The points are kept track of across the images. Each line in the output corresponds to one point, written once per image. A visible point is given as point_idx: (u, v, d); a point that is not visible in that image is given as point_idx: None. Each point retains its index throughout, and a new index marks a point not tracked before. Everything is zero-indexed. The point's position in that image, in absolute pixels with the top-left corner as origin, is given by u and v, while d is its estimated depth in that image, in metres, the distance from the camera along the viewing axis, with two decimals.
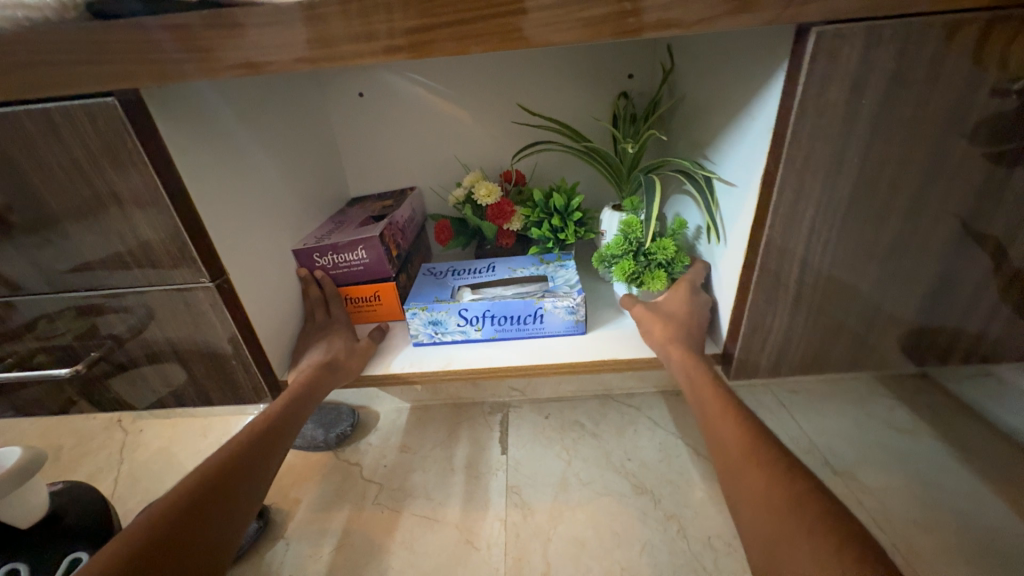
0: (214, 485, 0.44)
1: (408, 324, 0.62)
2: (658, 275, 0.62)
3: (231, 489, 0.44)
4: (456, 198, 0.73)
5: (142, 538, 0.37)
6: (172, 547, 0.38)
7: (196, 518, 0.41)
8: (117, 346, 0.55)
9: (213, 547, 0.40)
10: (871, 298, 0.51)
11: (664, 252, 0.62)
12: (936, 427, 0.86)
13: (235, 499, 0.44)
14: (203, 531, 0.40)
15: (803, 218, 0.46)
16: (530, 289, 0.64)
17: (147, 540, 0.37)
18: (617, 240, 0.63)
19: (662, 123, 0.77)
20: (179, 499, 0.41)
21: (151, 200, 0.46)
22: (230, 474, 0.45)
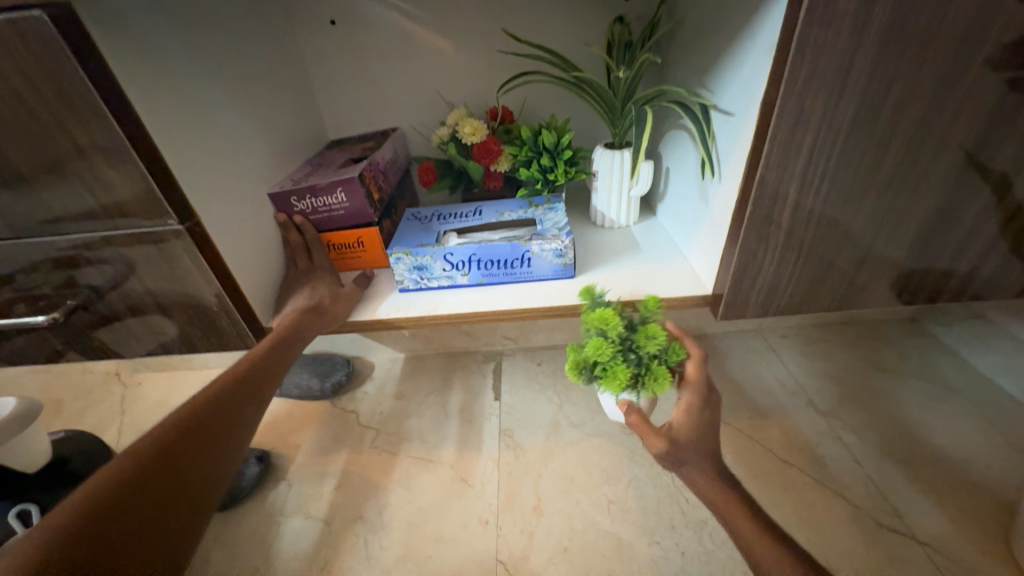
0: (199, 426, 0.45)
1: (393, 269, 0.61)
2: (657, 369, 0.55)
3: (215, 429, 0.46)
4: (440, 137, 0.69)
5: (128, 470, 0.39)
6: (158, 480, 0.40)
7: (182, 455, 0.42)
8: (97, 298, 0.54)
9: (199, 482, 0.42)
10: (865, 235, 0.50)
11: (655, 341, 0.55)
12: (919, 368, 0.88)
13: (220, 439, 0.46)
14: (191, 465, 0.42)
15: (799, 147, 0.44)
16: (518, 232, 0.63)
17: (133, 472, 0.39)
18: (597, 346, 0.55)
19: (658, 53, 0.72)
20: (164, 436, 0.42)
21: (103, 135, 0.42)
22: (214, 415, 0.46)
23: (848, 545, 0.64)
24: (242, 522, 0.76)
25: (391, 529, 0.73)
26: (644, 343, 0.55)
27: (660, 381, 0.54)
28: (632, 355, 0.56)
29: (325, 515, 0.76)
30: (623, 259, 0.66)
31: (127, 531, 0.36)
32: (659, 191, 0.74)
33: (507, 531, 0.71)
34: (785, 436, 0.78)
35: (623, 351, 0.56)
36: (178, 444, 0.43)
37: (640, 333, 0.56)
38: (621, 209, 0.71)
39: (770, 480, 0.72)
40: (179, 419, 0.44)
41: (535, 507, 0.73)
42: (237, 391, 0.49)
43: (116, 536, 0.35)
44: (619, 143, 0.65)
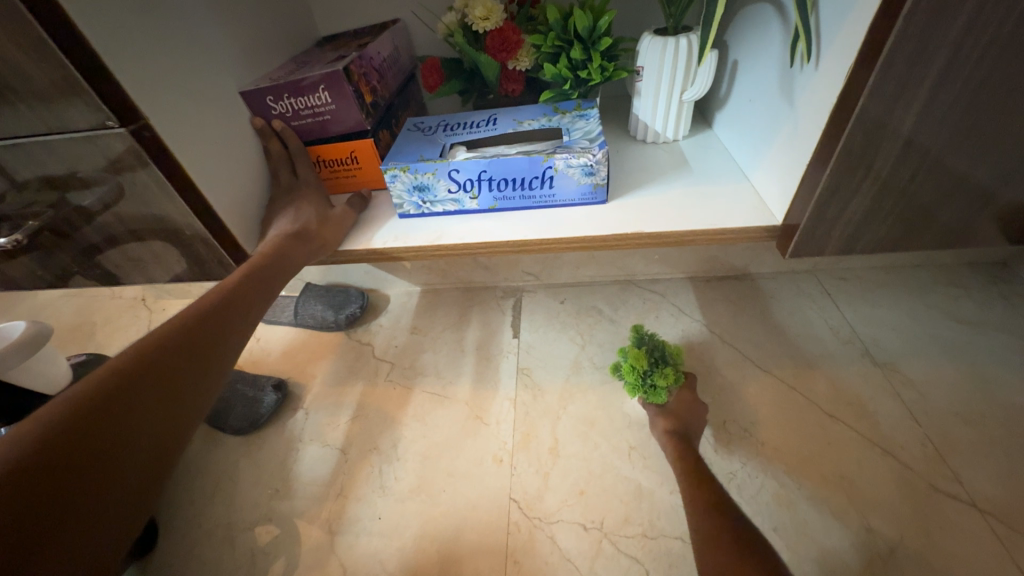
0: (171, 358, 0.40)
1: (390, 190, 0.53)
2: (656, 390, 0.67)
3: (189, 364, 0.41)
4: (446, 27, 0.56)
5: (87, 404, 0.34)
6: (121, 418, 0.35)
7: (150, 390, 0.38)
8: (66, 225, 0.48)
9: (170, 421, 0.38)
10: (1013, 144, 0.37)
11: (664, 376, 0.66)
12: (1007, 319, 0.75)
13: (194, 373, 0.41)
14: (162, 399, 0.38)
15: (960, 6, 0.30)
16: (539, 145, 0.52)
17: (93, 406, 0.34)
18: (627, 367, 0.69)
19: None
20: (130, 368, 0.38)
21: (5, 8, 0.33)
22: (187, 348, 0.41)
23: (895, 508, 0.58)
24: (262, 446, 0.77)
25: (404, 462, 0.72)
26: (656, 372, 0.67)
27: (659, 403, 0.67)
28: (648, 380, 0.67)
29: (340, 445, 0.76)
30: (667, 181, 0.55)
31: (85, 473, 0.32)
32: (719, 96, 0.60)
33: (521, 471, 0.68)
34: (834, 389, 0.70)
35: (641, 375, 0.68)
36: (144, 378, 0.38)
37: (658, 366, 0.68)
38: (666, 118, 0.58)
39: (812, 435, 0.65)
40: (147, 349, 0.39)
41: (552, 448, 0.70)
42: (214, 321, 0.44)
43: (71, 480, 0.31)
44: (673, 27, 0.51)
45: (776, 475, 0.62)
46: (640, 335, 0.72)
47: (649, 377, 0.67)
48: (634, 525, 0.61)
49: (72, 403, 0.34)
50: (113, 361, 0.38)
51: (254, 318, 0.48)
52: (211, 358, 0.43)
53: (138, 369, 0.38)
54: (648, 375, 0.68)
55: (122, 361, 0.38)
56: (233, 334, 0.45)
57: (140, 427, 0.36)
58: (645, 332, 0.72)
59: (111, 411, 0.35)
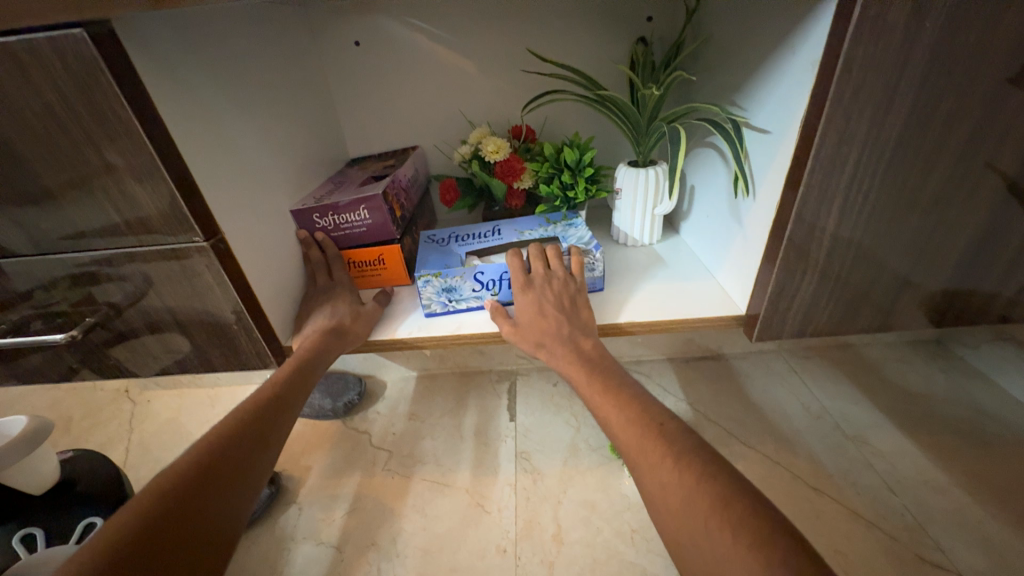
0: (224, 454, 0.43)
1: (420, 293, 0.60)
2: None
3: (241, 457, 0.44)
4: (462, 155, 0.70)
5: (149, 511, 0.37)
6: (186, 512, 0.38)
7: (210, 484, 0.41)
8: (114, 315, 0.53)
9: (226, 512, 0.40)
10: (908, 252, 0.48)
11: None
12: (949, 391, 0.85)
13: (244, 471, 0.44)
14: (215, 501, 0.40)
15: (845, 166, 0.42)
16: None
17: (155, 513, 0.37)
18: None
19: (688, 62, 0.67)
20: (188, 468, 0.41)
21: (136, 153, 0.42)
22: (240, 443, 0.45)
23: None
24: (251, 548, 0.73)
25: (405, 558, 0.70)
26: None
27: None
28: None
29: (336, 542, 0.73)
30: (648, 276, 0.65)
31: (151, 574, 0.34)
32: (682, 209, 0.73)
33: (526, 562, 0.67)
34: (813, 462, 0.75)
35: None
36: (201, 478, 0.41)
37: None
38: (642, 227, 0.70)
39: (800, 508, 0.69)
40: (202, 449, 0.43)
41: (555, 536, 0.70)
42: (259, 419, 0.48)
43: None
44: (642, 160, 0.65)
45: None
46: None
47: None
48: None
49: (138, 507, 0.37)
50: (174, 463, 0.42)
51: (292, 414, 0.52)
52: (259, 450, 0.46)
53: (195, 468, 0.41)
54: None
55: (180, 463, 0.41)
56: (274, 431, 0.49)
57: (197, 526, 0.38)
58: None
59: (173, 510, 0.38)
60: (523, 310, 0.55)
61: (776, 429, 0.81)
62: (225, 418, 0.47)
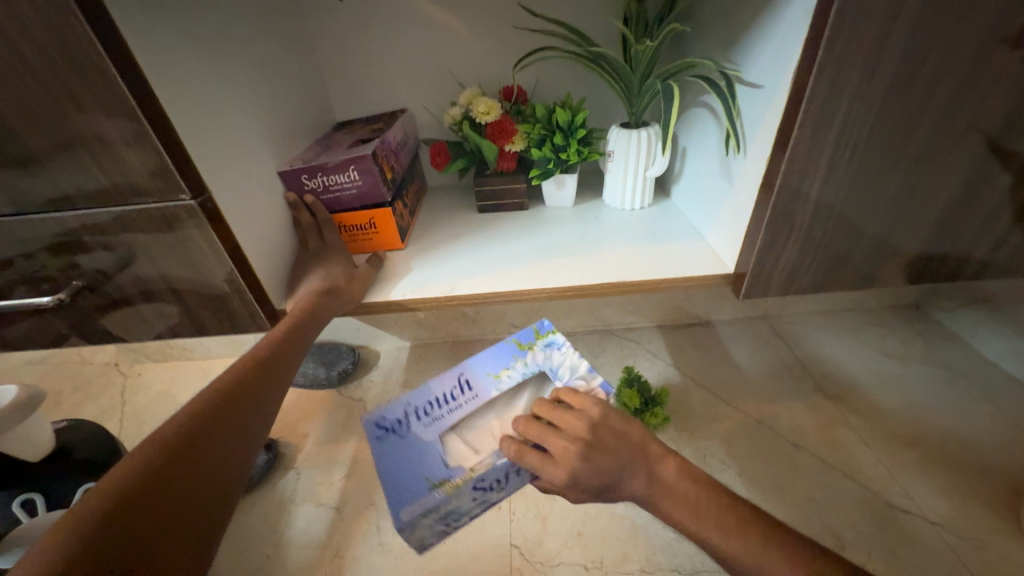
0: (223, 407, 0.45)
1: (410, 536, 0.53)
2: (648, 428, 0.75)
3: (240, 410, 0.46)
4: (452, 117, 0.69)
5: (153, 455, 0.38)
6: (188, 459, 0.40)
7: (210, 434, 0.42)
8: (104, 280, 0.52)
9: (219, 473, 0.42)
10: (893, 211, 0.49)
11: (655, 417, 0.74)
12: (925, 354, 0.88)
13: (243, 423, 0.46)
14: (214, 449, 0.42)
15: (835, 121, 0.43)
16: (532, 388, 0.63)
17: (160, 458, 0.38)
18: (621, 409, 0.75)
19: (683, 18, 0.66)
20: (191, 420, 0.42)
21: (117, 105, 0.40)
22: (239, 396, 0.47)
23: (860, 525, 0.64)
24: (251, 511, 0.74)
25: None
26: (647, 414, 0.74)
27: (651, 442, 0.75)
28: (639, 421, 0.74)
29: (335, 503, 0.74)
30: (638, 239, 0.66)
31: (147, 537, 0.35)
32: (673, 172, 0.73)
33: (520, 517, 0.70)
34: (793, 421, 0.78)
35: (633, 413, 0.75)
36: (201, 428, 0.42)
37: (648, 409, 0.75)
38: (634, 191, 0.70)
39: (780, 464, 0.72)
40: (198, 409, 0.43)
41: (548, 493, 0.73)
42: (258, 374, 0.49)
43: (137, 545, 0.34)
44: (634, 122, 0.65)
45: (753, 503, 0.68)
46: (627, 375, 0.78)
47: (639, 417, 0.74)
48: (632, 562, 0.64)
49: (132, 467, 0.37)
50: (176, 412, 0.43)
51: (290, 371, 0.53)
52: (253, 412, 0.47)
53: (191, 427, 0.42)
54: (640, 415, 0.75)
55: (177, 422, 0.42)
56: (272, 386, 0.50)
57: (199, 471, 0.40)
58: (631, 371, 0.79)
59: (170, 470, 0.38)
60: (604, 480, 0.47)
61: (761, 391, 0.84)
62: (219, 377, 0.48)
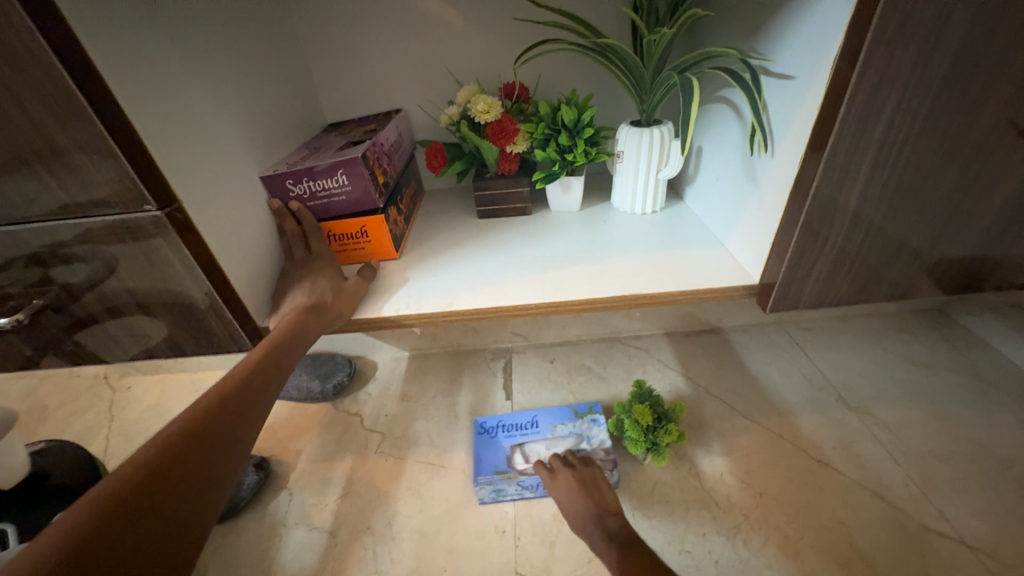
0: (191, 443, 0.40)
1: (475, 490, 0.69)
2: (661, 447, 0.69)
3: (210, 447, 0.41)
4: (450, 117, 0.65)
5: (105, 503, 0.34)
6: (146, 505, 0.35)
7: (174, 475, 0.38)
8: (70, 298, 0.47)
9: (181, 521, 0.37)
10: (939, 214, 0.44)
11: (669, 434, 0.68)
12: (951, 361, 0.83)
13: (213, 461, 0.41)
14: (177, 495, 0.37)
15: (880, 113, 0.38)
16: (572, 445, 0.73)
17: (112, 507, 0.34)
18: (632, 427, 0.69)
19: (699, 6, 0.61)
20: (154, 459, 0.38)
21: (65, 103, 0.36)
22: (210, 430, 0.42)
23: (894, 551, 0.59)
24: (240, 536, 0.70)
25: (401, 541, 0.67)
26: (661, 432, 0.69)
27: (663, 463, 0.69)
28: (651, 438, 0.69)
29: (329, 527, 0.70)
30: (650, 246, 0.61)
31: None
32: (688, 173, 0.69)
33: (526, 542, 0.65)
34: (815, 435, 0.74)
35: (645, 432, 0.69)
36: (164, 469, 0.38)
37: (661, 426, 0.70)
38: (645, 194, 0.65)
39: (805, 483, 0.67)
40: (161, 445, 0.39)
41: (555, 515, 0.68)
42: (233, 403, 0.45)
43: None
44: (646, 120, 0.60)
45: (777, 526, 0.63)
46: (637, 389, 0.74)
47: (652, 436, 0.69)
48: None
49: (79, 517, 0.33)
50: (140, 448, 0.39)
51: (269, 399, 0.48)
52: (228, 443, 0.42)
53: (152, 467, 0.37)
54: (652, 433, 0.69)
55: (138, 459, 0.38)
56: (249, 417, 0.45)
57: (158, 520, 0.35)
58: (643, 385, 0.75)
59: (122, 519, 0.34)
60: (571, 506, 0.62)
61: (779, 403, 0.79)
62: (191, 407, 0.43)
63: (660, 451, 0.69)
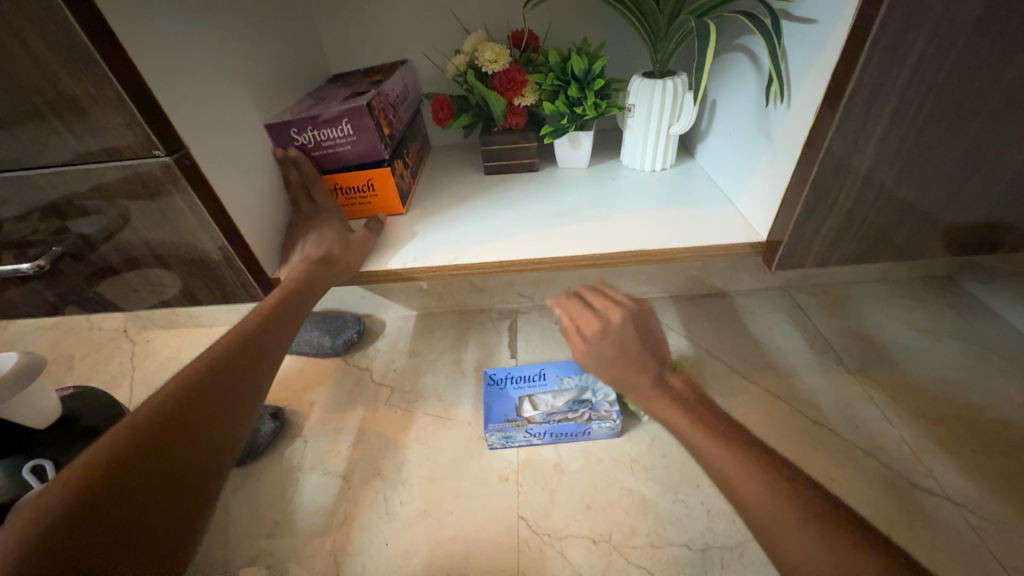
0: (211, 383, 0.42)
1: (485, 436, 0.72)
2: None
3: (229, 388, 0.43)
4: (456, 67, 0.63)
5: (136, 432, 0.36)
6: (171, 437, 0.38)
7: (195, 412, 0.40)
8: (88, 248, 0.49)
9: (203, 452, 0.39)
10: (957, 171, 0.43)
11: None
12: (957, 328, 0.83)
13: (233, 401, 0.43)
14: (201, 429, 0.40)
15: (903, 61, 0.36)
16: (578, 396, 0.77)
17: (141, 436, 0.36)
18: None
19: None
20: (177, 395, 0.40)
21: (70, 47, 0.35)
22: (228, 372, 0.44)
23: (881, 504, 0.62)
24: (259, 478, 0.74)
25: (410, 485, 0.71)
26: None
27: None
28: None
29: (342, 471, 0.74)
30: (657, 204, 0.61)
31: (122, 521, 0.33)
32: (700, 129, 0.67)
33: (528, 489, 0.69)
34: (813, 396, 0.75)
35: None
36: (186, 405, 0.40)
37: None
38: (655, 150, 0.64)
39: (800, 441, 0.69)
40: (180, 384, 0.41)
41: (556, 465, 0.71)
42: (249, 348, 0.47)
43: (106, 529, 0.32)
44: (659, 70, 0.58)
45: None
46: None
47: None
48: (642, 536, 0.62)
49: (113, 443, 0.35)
50: (164, 385, 0.41)
51: (282, 346, 0.50)
52: (245, 386, 0.45)
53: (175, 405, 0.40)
54: None
55: (163, 394, 0.40)
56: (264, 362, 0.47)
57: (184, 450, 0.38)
58: None
59: (151, 450, 0.36)
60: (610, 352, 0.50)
61: (780, 365, 0.80)
62: (208, 350, 0.45)
63: None
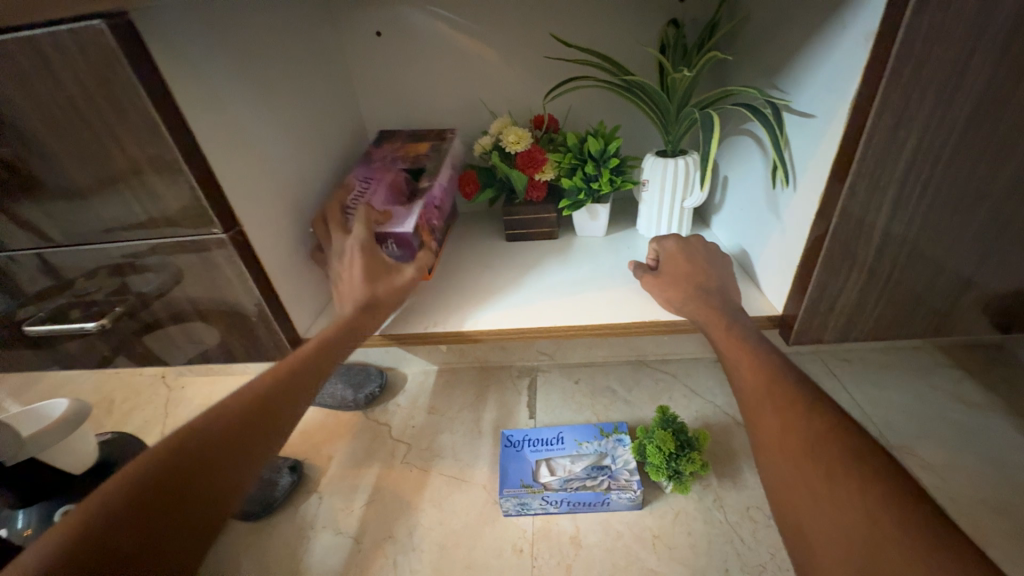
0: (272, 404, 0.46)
1: (500, 503, 0.70)
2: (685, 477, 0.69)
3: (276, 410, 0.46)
4: (483, 147, 0.69)
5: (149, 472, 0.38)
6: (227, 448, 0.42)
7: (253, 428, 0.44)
8: (143, 306, 0.54)
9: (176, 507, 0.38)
10: (972, 250, 0.43)
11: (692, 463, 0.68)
12: (1011, 402, 0.76)
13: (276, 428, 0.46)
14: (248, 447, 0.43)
15: (899, 154, 0.38)
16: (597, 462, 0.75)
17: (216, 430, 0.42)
18: (655, 453, 0.69)
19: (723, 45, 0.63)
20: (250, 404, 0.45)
21: (156, 145, 0.42)
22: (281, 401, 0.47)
23: None
24: (273, 534, 0.74)
25: (421, 551, 0.69)
26: (684, 460, 0.69)
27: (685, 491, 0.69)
28: (673, 466, 0.69)
29: (354, 533, 0.73)
30: None
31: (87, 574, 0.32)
32: (714, 202, 0.69)
33: (543, 563, 0.65)
34: None
35: (668, 459, 0.69)
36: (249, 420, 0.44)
37: (684, 454, 0.69)
38: (670, 221, 0.66)
39: None
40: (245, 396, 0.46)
41: (573, 538, 0.68)
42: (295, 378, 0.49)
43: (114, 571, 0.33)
44: (671, 150, 0.62)
45: None
46: (661, 411, 0.74)
47: (675, 464, 0.69)
48: None
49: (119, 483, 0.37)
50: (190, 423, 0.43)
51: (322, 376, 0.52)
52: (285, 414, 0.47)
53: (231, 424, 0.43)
54: (675, 461, 0.69)
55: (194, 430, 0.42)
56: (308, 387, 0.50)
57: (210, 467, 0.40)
58: (667, 410, 0.74)
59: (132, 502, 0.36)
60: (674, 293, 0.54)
61: None
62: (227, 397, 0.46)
63: (683, 481, 0.69)
